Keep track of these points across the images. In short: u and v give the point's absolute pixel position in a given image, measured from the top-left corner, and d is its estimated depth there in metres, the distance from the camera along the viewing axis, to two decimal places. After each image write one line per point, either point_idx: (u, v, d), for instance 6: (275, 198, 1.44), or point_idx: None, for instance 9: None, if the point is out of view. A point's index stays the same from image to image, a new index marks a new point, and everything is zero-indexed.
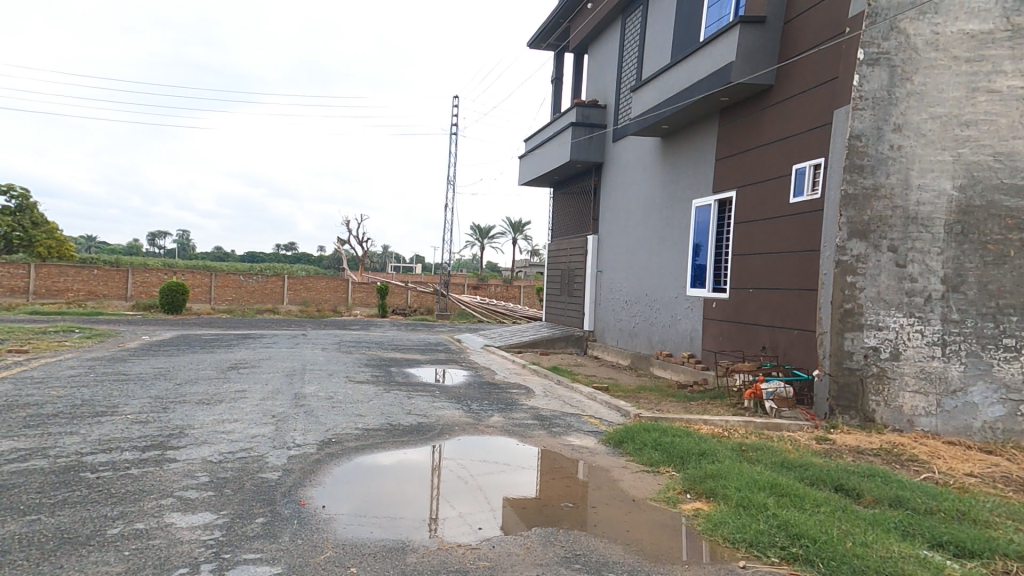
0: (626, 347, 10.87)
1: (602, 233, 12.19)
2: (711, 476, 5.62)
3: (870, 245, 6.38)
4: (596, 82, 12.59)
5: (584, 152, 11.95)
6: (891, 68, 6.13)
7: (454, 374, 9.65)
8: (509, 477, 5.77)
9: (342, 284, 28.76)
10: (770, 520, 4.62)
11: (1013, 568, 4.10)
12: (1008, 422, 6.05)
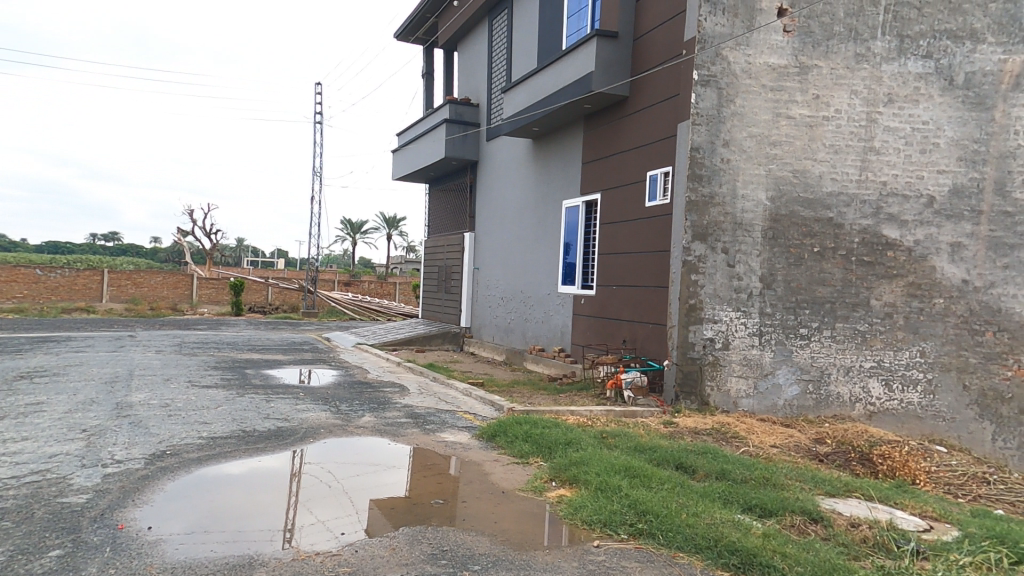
0: (502, 342, 11.19)
1: (480, 229, 12.30)
2: (575, 463, 5.96)
3: (708, 247, 7.20)
4: (469, 80, 12.69)
5: (459, 150, 12.01)
6: (718, 90, 6.98)
7: (322, 374, 9.21)
8: (376, 477, 5.63)
9: (186, 280, 25.53)
10: (622, 500, 5.03)
11: (799, 521, 4.96)
12: (801, 399, 7.29)
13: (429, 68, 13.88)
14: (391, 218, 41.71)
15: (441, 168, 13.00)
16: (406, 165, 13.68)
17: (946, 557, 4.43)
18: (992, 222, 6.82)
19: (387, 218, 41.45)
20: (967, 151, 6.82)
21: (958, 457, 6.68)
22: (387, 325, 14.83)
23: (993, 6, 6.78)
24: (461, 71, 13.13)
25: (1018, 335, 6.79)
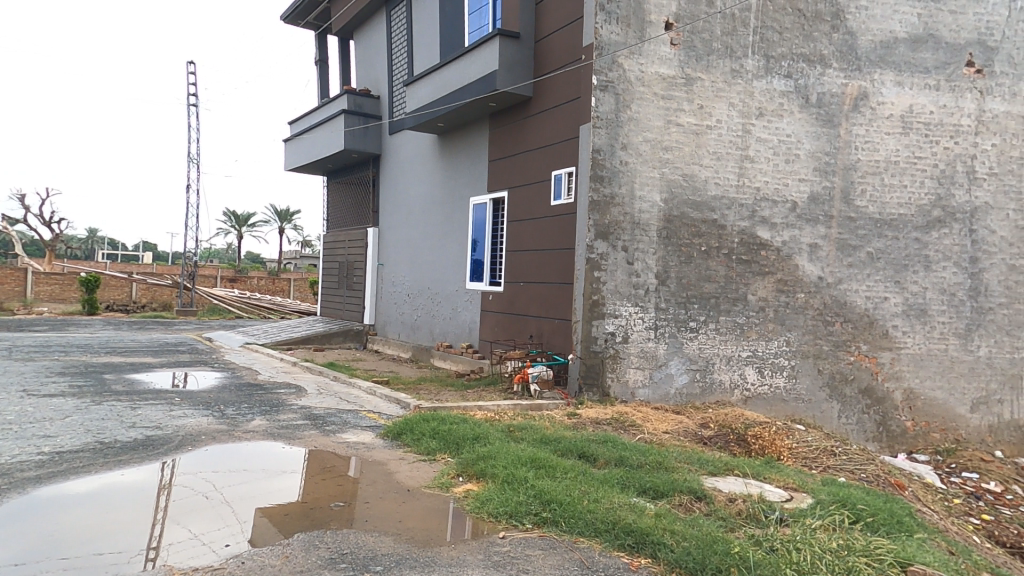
0: (409, 339, 11.00)
1: (386, 224, 11.94)
2: (482, 458, 5.96)
3: (609, 245, 7.54)
4: (370, 71, 12.27)
5: (361, 142, 11.62)
6: (616, 95, 7.32)
7: (200, 377, 8.51)
8: (266, 482, 5.28)
9: (20, 275, 22.78)
10: (528, 491, 5.10)
11: (687, 500, 5.35)
12: (689, 387, 7.86)
13: (322, 55, 13.16)
14: (283, 210, 39.04)
15: (340, 160, 12.46)
16: (301, 155, 12.92)
17: (802, 522, 5.00)
18: (841, 226, 7.72)
19: (277, 211, 38.74)
20: (821, 162, 7.66)
21: (813, 433, 7.53)
22: (281, 324, 13.94)
23: (837, 35, 7.50)
24: (360, 60, 12.65)
25: (860, 326, 7.74)
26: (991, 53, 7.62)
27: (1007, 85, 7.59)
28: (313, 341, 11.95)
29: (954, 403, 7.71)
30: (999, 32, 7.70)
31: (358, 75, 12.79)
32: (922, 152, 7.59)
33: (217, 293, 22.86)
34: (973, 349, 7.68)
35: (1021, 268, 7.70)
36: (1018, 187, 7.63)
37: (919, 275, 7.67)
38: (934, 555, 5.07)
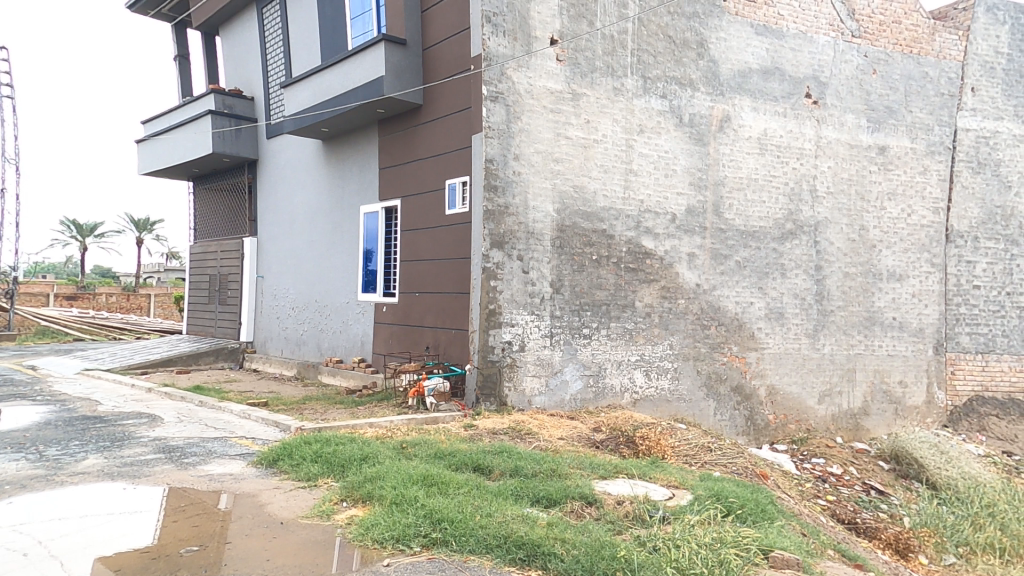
0: (293, 356, 10.31)
1: (269, 232, 11.03)
2: (370, 479, 5.39)
3: (505, 254, 7.52)
4: (242, 70, 11.36)
5: (233, 146, 10.72)
6: (506, 106, 7.32)
7: (20, 413, 7.24)
8: (98, 526, 4.52)
9: None
10: (418, 511, 4.68)
11: (578, 506, 5.38)
12: (583, 393, 8.04)
13: (182, 51, 11.89)
14: (140, 218, 35.07)
15: (208, 164, 11.35)
16: (161, 158, 11.57)
17: (683, 518, 5.23)
18: (713, 237, 8.34)
19: (131, 218, 34.58)
20: (694, 178, 8.23)
21: (693, 431, 8.00)
22: (137, 345, 12.28)
23: (702, 62, 8.09)
24: (231, 58, 11.66)
25: (731, 328, 8.40)
26: (824, 87, 8.51)
27: (836, 117, 8.56)
28: (176, 362, 10.74)
29: (806, 397, 8.59)
30: (829, 69, 8.57)
31: (228, 74, 11.75)
32: (776, 171, 8.41)
33: (47, 313, 19.52)
34: (821, 348, 8.60)
35: (855, 276, 8.69)
36: (851, 204, 8.66)
37: (777, 281, 8.49)
38: (792, 539, 5.56)
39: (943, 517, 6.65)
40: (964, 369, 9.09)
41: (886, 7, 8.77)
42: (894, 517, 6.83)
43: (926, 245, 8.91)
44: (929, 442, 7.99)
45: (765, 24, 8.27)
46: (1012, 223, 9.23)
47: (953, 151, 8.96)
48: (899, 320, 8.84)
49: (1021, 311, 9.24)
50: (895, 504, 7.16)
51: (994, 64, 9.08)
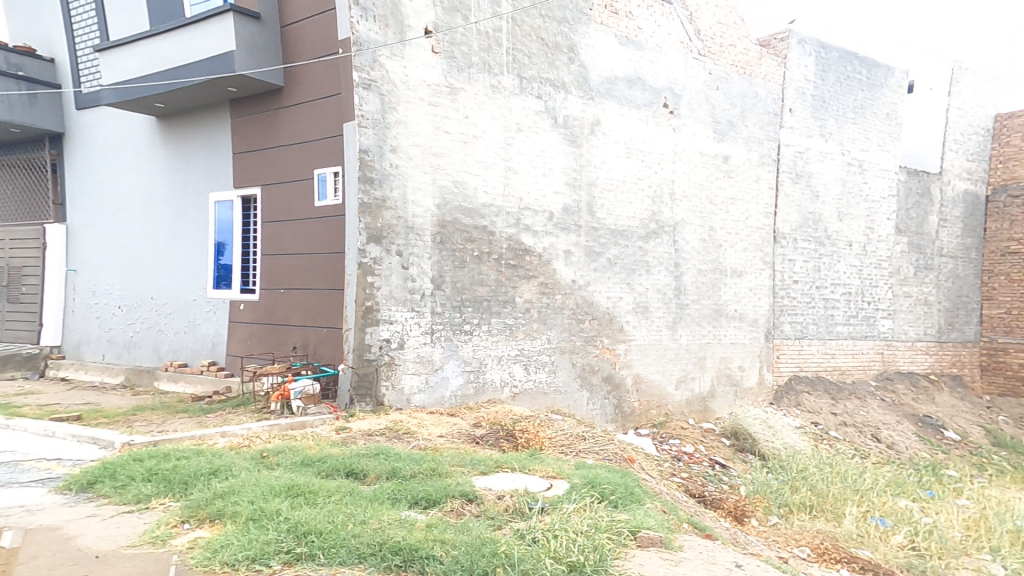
0: (118, 361, 9.11)
1: (89, 220, 9.58)
2: (222, 495, 4.65)
3: (383, 249, 7.06)
4: (38, 27, 9.76)
5: (26, 115, 9.23)
6: (381, 95, 6.86)
7: None
8: None
9: None
10: (279, 526, 4.13)
11: (458, 504, 5.28)
12: (463, 389, 7.88)
13: None
14: None
15: None
16: None
17: (559, 508, 5.41)
18: (587, 235, 8.72)
19: None
20: (570, 178, 8.52)
21: (568, 421, 8.30)
22: None
23: (574, 66, 8.39)
24: (21, 12, 9.94)
25: (603, 322, 8.85)
26: (678, 99, 9.30)
27: (689, 127, 9.41)
28: None
29: (666, 383, 9.33)
30: (682, 83, 9.36)
31: (17, 30, 10.00)
32: (641, 175, 9.03)
33: None
34: (679, 338, 9.40)
35: (706, 273, 9.62)
36: (702, 207, 9.57)
37: (642, 277, 9.12)
38: (655, 518, 6.01)
39: (770, 483, 7.73)
40: (788, 354, 10.49)
41: (724, 30, 9.79)
42: (733, 487, 7.73)
43: (760, 245, 10.13)
44: (759, 419, 9.22)
45: (627, 35, 8.81)
46: (820, 227, 10.71)
47: (777, 162, 10.28)
48: (740, 311, 9.96)
49: (826, 302, 10.78)
50: (734, 476, 8.09)
51: (805, 89, 10.45)
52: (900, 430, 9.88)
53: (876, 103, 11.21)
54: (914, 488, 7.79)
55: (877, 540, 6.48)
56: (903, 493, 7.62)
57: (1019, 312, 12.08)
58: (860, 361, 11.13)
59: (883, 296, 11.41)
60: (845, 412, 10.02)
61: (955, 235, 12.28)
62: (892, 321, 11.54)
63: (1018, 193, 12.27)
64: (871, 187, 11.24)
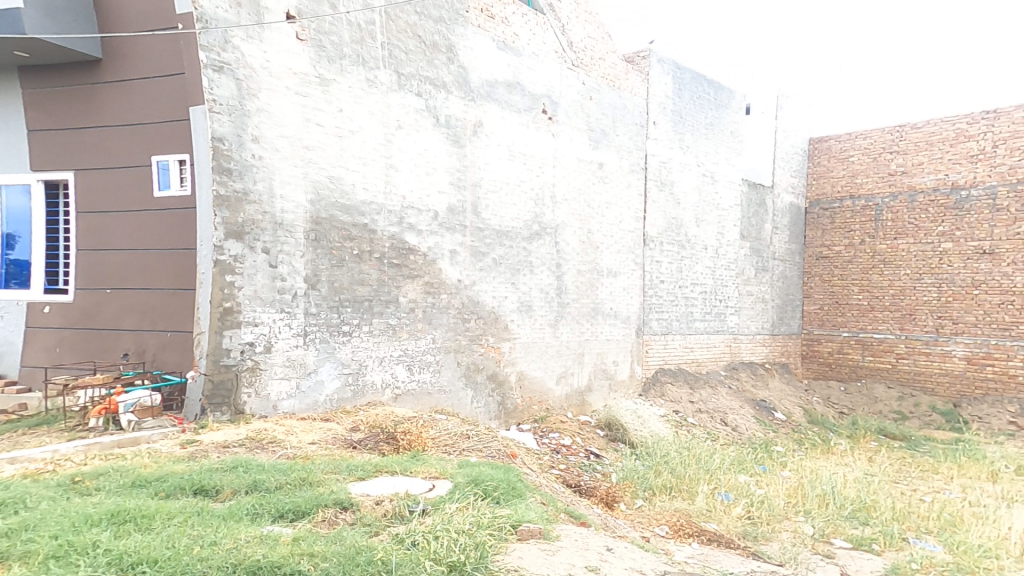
0: None
1: None
2: (14, 531, 3.81)
3: (245, 246, 6.42)
4: None
5: None
6: (236, 80, 6.30)
7: None
8: None
9: None
10: (97, 560, 3.49)
11: (330, 513, 5.00)
12: (340, 392, 7.39)
13: None
14: None
15: None
16: None
17: (441, 509, 5.39)
18: (473, 235, 8.76)
19: None
20: (454, 178, 8.50)
21: (452, 420, 8.28)
22: None
23: (453, 66, 8.40)
24: None
25: (488, 321, 8.96)
26: (556, 106, 9.72)
27: (566, 133, 9.86)
28: None
29: (548, 379, 9.72)
30: (558, 92, 9.78)
31: None
32: (524, 177, 9.30)
33: None
34: (560, 336, 9.84)
35: (585, 273, 10.17)
36: (581, 210, 10.09)
37: (527, 277, 9.39)
38: (535, 510, 6.22)
39: (638, 469, 8.44)
40: (654, 348, 11.46)
41: (594, 45, 10.38)
42: (605, 475, 8.29)
43: (632, 248, 10.93)
44: (629, 410, 9.94)
45: (504, 40, 9.01)
46: (682, 232, 11.80)
47: (644, 171, 11.14)
48: (615, 309, 10.67)
49: (687, 300, 11.92)
50: (606, 464, 8.70)
51: (666, 104, 11.42)
52: (742, 413, 11.21)
53: (723, 121, 12.59)
54: (751, 465, 8.87)
55: (721, 513, 7.28)
56: (744, 470, 8.64)
57: (828, 307, 14.40)
58: (712, 353, 12.45)
59: (731, 295, 12.88)
60: (701, 399, 11.14)
61: (784, 241, 14.21)
62: (738, 317, 13.09)
63: (827, 206, 14.48)
64: (720, 197, 12.63)
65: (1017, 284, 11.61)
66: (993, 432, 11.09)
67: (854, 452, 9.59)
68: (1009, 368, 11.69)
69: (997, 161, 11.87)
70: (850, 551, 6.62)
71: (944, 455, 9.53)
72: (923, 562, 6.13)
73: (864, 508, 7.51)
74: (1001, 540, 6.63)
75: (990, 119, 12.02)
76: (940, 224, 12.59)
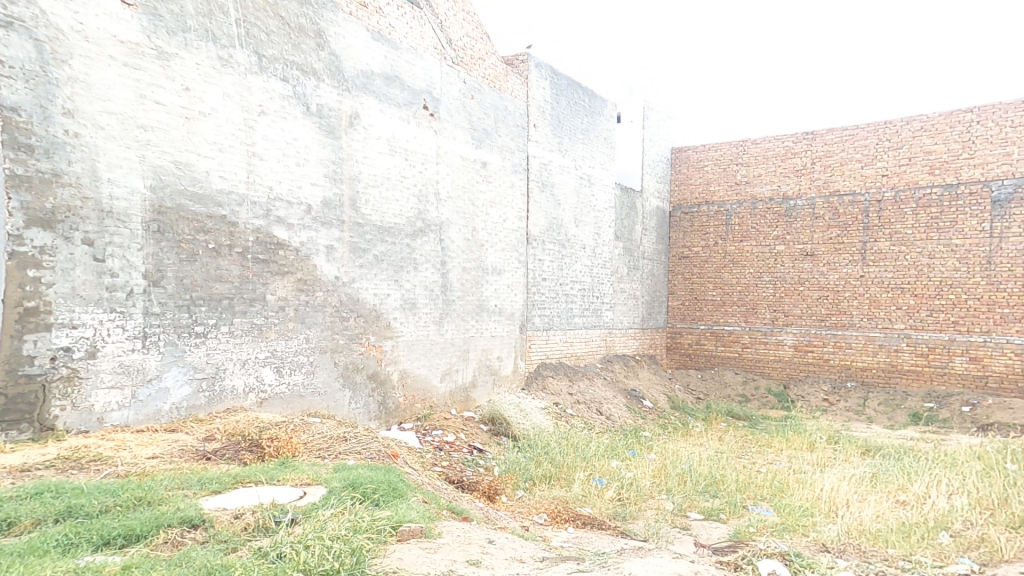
0: None
1: None
2: None
3: (58, 236, 5.59)
4: None
5: None
6: (36, 40, 5.39)
7: None
8: None
9: None
10: None
11: (172, 535, 4.51)
12: (190, 399, 6.73)
13: None
14: None
15: None
16: None
17: (313, 516, 5.12)
18: (351, 230, 8.44)
19: None
20: (329, 170, 8.13)
21: (327, 423, 7.92)
22: None
23: (323, 53, 8.02)
24: None
25: (369, 319, 8.71)
26: (437, 102, 9.67)
27: (449, 131, 9.87)
28: None
29: (431, 376, 9.72)
30: (440, 88, 9.76)
31: None
32: (406, 173, 9.15)
33: None
34: (444, 333, 9.91)
35: (470, 270, 10.31)
36: (465, 208, 10.18)
37: (410, 274, 9.28)
38: (417, 509, 6.12)
39: (520, 461, 8.67)
40: (536, 343, 11.96)
41: (475, 44, 10.47)
42: (488, 468, 8.42)
43: (515, 246, 11.26)
44: (513, 404, 10.23)
45: (380, 31, 8.77)
46: (562, 232, 12.41)
47: (527, 172, 11.51)
48: (499, 306, 10.98)
49: (567, 297, 12.62)
50: (489, 458, 8.84)
51: (545, 108, 11.88)
52: (615, 402, 12.06)
53: (598, 128, 13.41)
54: (622, 450, 9.55)
55: (595, 498, 7.70)
56: (615, 456, 9.26)
57: (687, 302, 15.89)
58: (589, 346, 13.31)
59: (606, 292, 13.85)
60: (579, 390, 11.85)
61: (652, 241, 15.49)
62: (612, 312, 14.09)
63: (687, 211, 15.89)
64: (597, 200, 13.45)
65: (830, 281, 13.85)
66: (811, 409, 12.99)
67: (707, 433, 10.74)
68: (825, 352, 13.92)
69: (815, 176, 14.03)
70: (702, 522, 7.38)
71: (776, 431, 10.97)
72: (758, 526, 6.99)
73: (715, 482, 8.39)
74: (816, 500, 7.76)
75: (809, 141, 14.12)
76: (775, 229, 14.56)
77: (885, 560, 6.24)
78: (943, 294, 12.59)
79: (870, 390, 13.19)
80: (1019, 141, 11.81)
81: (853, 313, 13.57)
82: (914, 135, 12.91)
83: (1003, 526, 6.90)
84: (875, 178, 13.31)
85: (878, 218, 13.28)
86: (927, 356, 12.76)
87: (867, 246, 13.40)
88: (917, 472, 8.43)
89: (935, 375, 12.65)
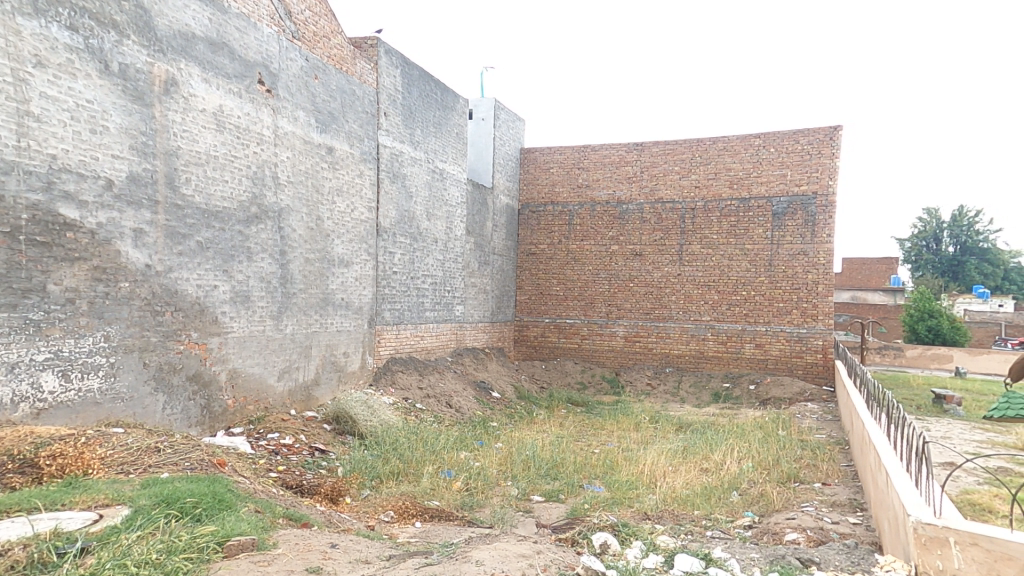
0: None
1: None
2: None
3: None
4: None
5: None
6: None
7: None
8: None
9: None
10: None
11: None
12: None
13: None
14: None
15: None
16: None
17: (113, 542, 4.43)
18: (167, 212, 7.45)
19: None
20: (136, 140, 7.07)
21: (132, 434, 6.86)
22: None
23: (127, 4, 6.92)
24: None
25: (190, 314, 7.78)
26: (275, 78, 8.98)
27: (289, 110, 9.22)
28: None
29: (267, 375, 9.03)
30: (278, 63, 9.06)
31: None
32: (236, 152, 8.36)
33: None
34: (282, 329, 9.26)
35: (313, 262, 9.79)
36: (308, 195, 9.61)
37: (243, 265, 8.53)
38: (247, 521, 5.57)
39: (365, 459, 8.36)
40: (386, 338, 11.76)
41: (319, 21, 9.88)
42: (330, 470, 7.98)
43: (365, 238, 10.93)
44: (360, 401, 9.89)
45: None
46: (413, 225, 12.32)
47: (378, 162, 11.21)
48: (346, 300, 10.58)
49: (418, 290, 12.60)
50: (332, 459, 8.42)
51: (396, 97, 11.64)
52: (464, 395, 12.34)
53: (450, 122, 13.51)
54: (470, 442, 9.77)
55: (442, 490, 7.74)
56: (464, 447, 9.44)
57: (536, 297, 16.73)
58: (439, 339, 13.47)
59: (458, 286, 14.10)
60: (429, 384, 11.94)
61: (503, 238, 16.11)
62: (463, 306, 14.38)
63: (535, 209, 16.73)
64: (449, 194, 13.58)
65: (654, 278, 15.59)
66: (638, 393, 14.65)
67: (549, 420, 11.47)
68: (649, 341, 15.64)
69: (643, 184, 15.66)
70: (543, 503, 7.81)
71: (609, 414, 12.07)
72: (592, 502, 7.56)
73: (555, 465, 8.93)
74: (638, 473, 8.69)
75: (639, 151, 15.69)
76: (611, 230, 16.00)
77: (692, 521, 7.17)
78: (738, 291, 14.89)
79: (682, 373, 15.20)
80: (792, 165, 14.38)
81: (672, 307, 15.45)
82: (718, 154, 15.06)
83: (775, 481, 8.38)
84: (690, 189, 15.25)
85: (691, 224, 15.27)
86: (726, 343, 14.99)
87: (684, 249, 15.34)
88: (716, 443, 9.87)
89: (731, 359, 14.94)
